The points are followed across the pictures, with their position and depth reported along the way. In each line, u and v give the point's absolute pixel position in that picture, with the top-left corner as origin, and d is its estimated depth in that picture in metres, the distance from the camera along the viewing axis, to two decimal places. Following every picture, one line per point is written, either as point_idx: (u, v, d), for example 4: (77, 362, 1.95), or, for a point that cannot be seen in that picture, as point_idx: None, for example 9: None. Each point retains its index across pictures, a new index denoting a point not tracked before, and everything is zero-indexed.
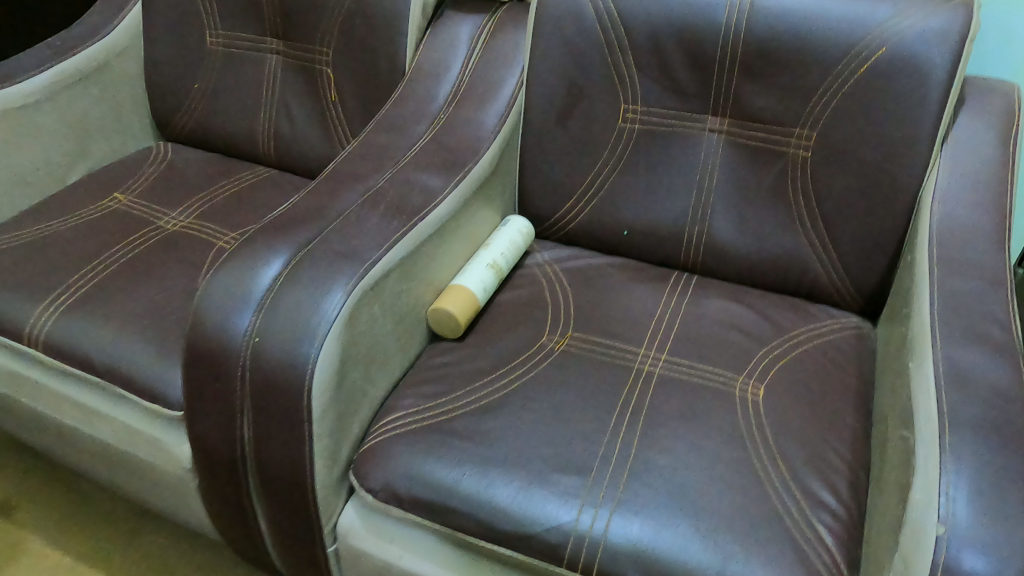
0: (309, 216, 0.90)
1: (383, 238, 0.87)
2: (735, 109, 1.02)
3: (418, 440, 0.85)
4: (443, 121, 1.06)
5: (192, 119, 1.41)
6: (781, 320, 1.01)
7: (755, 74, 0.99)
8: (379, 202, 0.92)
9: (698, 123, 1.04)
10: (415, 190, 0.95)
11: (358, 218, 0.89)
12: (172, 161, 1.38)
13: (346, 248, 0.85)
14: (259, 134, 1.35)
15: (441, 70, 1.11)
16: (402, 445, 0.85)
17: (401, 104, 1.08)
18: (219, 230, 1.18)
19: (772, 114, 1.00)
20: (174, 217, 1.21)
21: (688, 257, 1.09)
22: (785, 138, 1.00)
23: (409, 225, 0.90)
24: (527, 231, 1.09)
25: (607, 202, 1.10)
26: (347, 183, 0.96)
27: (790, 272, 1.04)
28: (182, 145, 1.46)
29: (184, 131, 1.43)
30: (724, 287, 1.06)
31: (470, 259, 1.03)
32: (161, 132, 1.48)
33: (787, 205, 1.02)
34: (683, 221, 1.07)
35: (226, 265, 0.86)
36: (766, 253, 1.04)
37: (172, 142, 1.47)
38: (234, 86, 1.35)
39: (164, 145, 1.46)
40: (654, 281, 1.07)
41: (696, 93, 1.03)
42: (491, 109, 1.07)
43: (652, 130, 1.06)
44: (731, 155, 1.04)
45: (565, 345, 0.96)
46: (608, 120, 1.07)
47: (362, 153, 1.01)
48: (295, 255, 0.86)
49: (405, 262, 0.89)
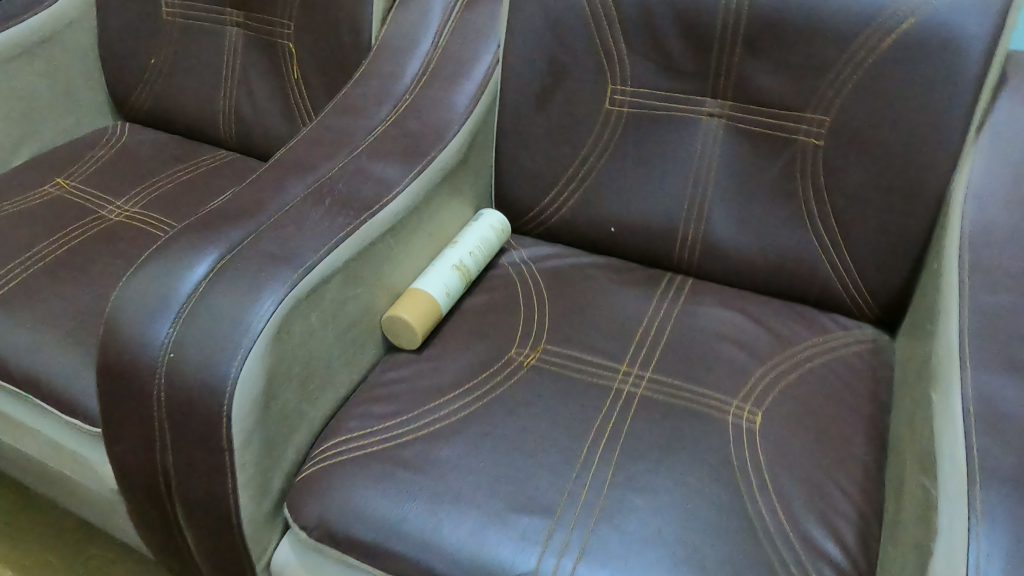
0: (244, 211, 0.79)
1: (325, 236, 0.76)
2: (738, 89, 0.89)
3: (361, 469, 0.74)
4: (409, 103, 0.92)
5: (150, 97, 1.30)
6: (785, 332, 0.89)
7: (761, 49, 0.86)
8: (325, 195, 0.81)
9: (696, 105, 0.92)
10: (367, 180, 0.83)
11: (298, 214, 0.78)
12: (127, 143, 1.27)
13: (279, 250, 0.74)
14: (219, 114, 1.24)
15: (411, 43, 0.96)
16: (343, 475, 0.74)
17: (362, 84, 0.95)
18: (167, 221, 1.08)
19: (780, 96, 0.87)
20: (119, 206, 1.11)
21: (682, 258, 0.97)
22: (795, 124, 0.87)
23: (356, 221, 0.79)
24: (502, 226, 0.97)
25: (592, 194, 0.97)
26: (291, 172, 0.84)
27: (796, 276, 0.92)
28: (141, 125, 1.35)
29: (142, 110, 1.32)
30: (721, 292, 0.94)
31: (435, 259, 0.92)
32: (120, 111, 1.37)
33: (795, 200, 0.89)
34: (676, 217, 0.95)
35: (147, 264, 0.75)
36: (770, 254, 0.92)
37: (130, 122, 1.36)
38: (193, 61, 1.24)
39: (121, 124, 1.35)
40: (642, 285, 0.95)
41: (693, 71, 0.90)
42: (463, 89, 0.94)
43: (643, 113, 0.93)
44: (732, 142, 0.91)
45: (536, 360, 0.84)
46: (593, 102, 0.95)
47: (313, 138, 0.89)
48: (223, 256, 0.74)
49: (352, 265, 0.78)
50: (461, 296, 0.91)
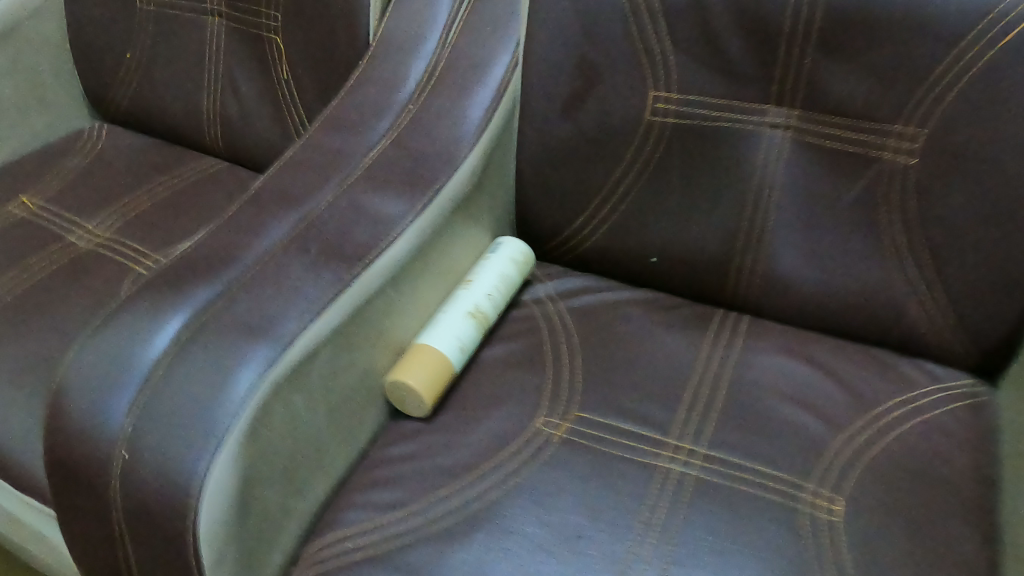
0: (214, 263, 0.66)
1: (309, 299, 0.62)
2: (808, 97, 0.73)
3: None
4: (413, 115, 0.78)
5: (128, 98, 1.12)
6: (864, 388, 0.74)
7: (842, 46, 0.70)
8: (310, 242, 0.67)
9: (755, 115, 0.76)
10: (361, 219, 0.69)
11: (278, 269, 0.64)
12: (104, 151, 1.10)
13: (252, 319, 0.61)
14: (204, 115, 1.06)
15: (413, 44, 0.81)
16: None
17: (357, 92, 0.80)
18: (141, 250, 0.93)
19: (863, 104, 0.71)
20: (89, 231, 0.96)
21: (738, 294, 0.82)
22: (880, 141, 0.71)
23: (347, 275, 0.65)
24: (522, 255, 0.83)
25: (630, 219, 0.82)
26: (272, 210, 0.70)
27: (877, 317, 0.77)
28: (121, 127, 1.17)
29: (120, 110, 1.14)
30: (785, 336, 0.80)
31: (446, 302, 0.78)
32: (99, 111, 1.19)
33: (876, 229, 0.74)
34: (730, 245, 0.80)
35: (99, 334, 0.62)
36: (845, 292, 0.77)
37: (111, 123, 1.18)
38: (172, 56, 1.05)
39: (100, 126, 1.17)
40: (690, 326, 0.80)
41: (752, 73, 0.74)
42: (474, 99, 0.79)
43: (691, 126, 0.78)
44: (800, 159, 0.76)
45: (567, 432, 0.70)
46: (631, 111, 0.79)
47: (300, 162, 0.75)
48: (188, 326, 0.61)
49: (343, 330, 0.65)
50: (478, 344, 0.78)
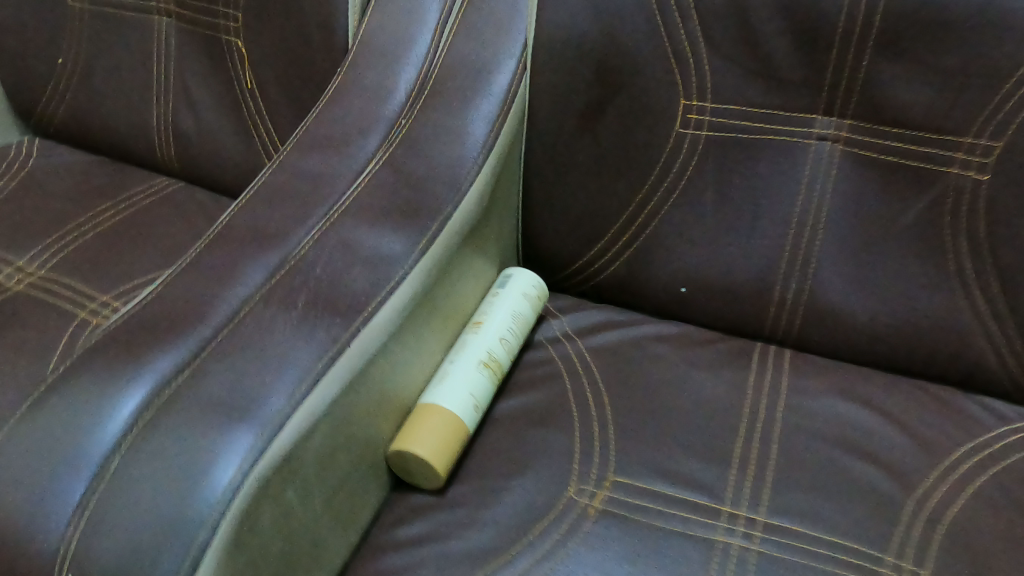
0: (174, 322, 0.54)
1: (297, 367, 0.52)
2: (863, 105, 0.64)
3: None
4: (407, 131, 0.66)
5: (61, 108, 0.94)
6: (932, 434, 0.66)
7: (905, 47, 0.61)
8: (297, 294, 0.56)
9: (801, 126, 0.67)
10: (357, 262, 0.58)
11: (262, 328, 0.54)
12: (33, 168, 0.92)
13: (229, 393, 0.50)
14: (155, 131, 0.89)
15: (403, 46, 0.70)
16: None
17: (339, 105, 0.68)
18: (87, 292, 0.75)
19: (928, 112, 0.62)
20: (20, 269, 0.78)
21: (779, 326, 0.73)
22: (946, 153, 0.63)
23: (345, 331, 0.54)
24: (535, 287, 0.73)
25: (657, 245, 0.73)
26: (248, 253, 0.58)
27: (937, 351, 0.69)
28: (53, 141, 0.98)
29: (52, 122, 0.96)
30: (836, 373, 0.71)
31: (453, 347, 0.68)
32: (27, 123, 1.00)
33: (939, 253, 0.66)
34: (770, 272, 0.71)
35: (34, 415, 0.50)
36: (901, 323, 0.68)
37: (41, 137, 0.99)
38: (111, 61, 0.88)
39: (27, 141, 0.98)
40: (729, 365, 0.71)
41: (799, 78, 0.65)
42: (476, 111, 0.67)
43: (727, 138, 0.68)
44: (852, 175, 0.67)
45: (604, 503, 0.60)
46: (658, 122, 0.69)
47: (277, 190, 0.63)
48: (147, 407, 0.50)
49: (343, 398, 0.54)
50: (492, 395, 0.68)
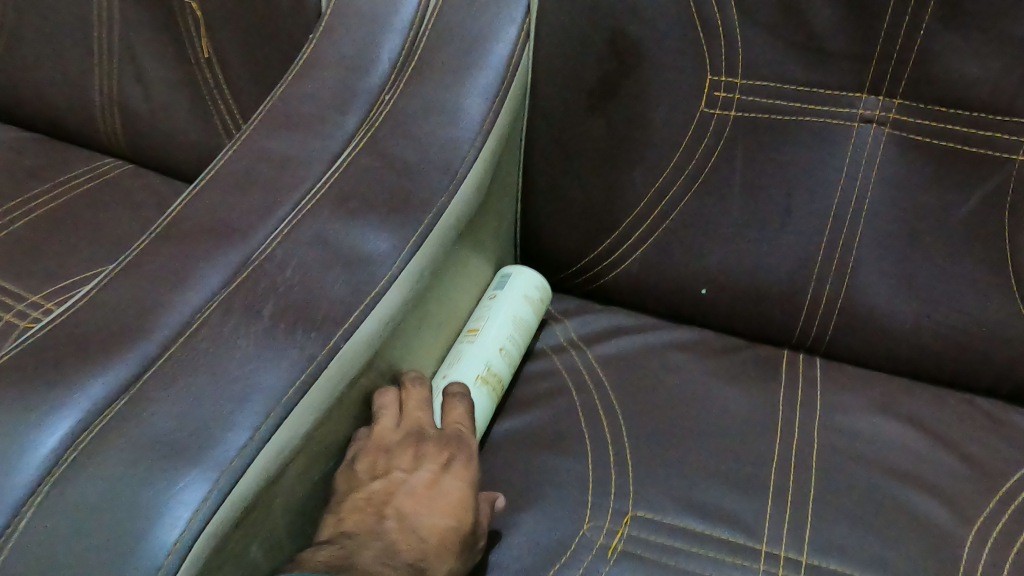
0: (109, 337, 0.44)
1: (263, 395, 0.42)
2: (916, 82, 0.56)
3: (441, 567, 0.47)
4: (391, 109, 0.57)
5: None
6: (983, 455, 0.59)
7: (973, 14, 0.52)
8: (264, 303, 0.46)
9: (844, 106, 0.59)
10: (336, 265, 0.49)
11: (219, 346, 0.44)
12: None
13: (177, 429, 0.40)
14: (96, 106, 0.77)
15: (385, 10, 0.60)
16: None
17: (312, 78, 0.58)
18: (16, 292, 0.64)
19: (993, 92, 0.54)
20: None
21: (809, 332, 0.66)
22: (1009, 138, 0.55)
23: (321, 349, 0.45)
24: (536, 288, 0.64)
25: (674, 242, 0.65)
26: (203, 252, 0.49)
27: (986, 361, 0.62)
28: None
29: None
30: (872, 386, 0.63)
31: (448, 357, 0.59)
32: None
33: (994, 253, 0.58)
34: (802, 273, 0.63)
35: None
36: (949, 330, 0.61)
37: None
38: (42, 24, 0.76)
39: None
40: (754, 378, 0.64)
41: (845, 52, 0.57)
42: (472, 85, 0.58)
43: (759, 119, 0.60)
44: (900, 164, 0.59)
45: (625, 543, 0.53)
46: (680, 102, 0.61)
47: (239, 177, 0.53)
48: (71, 445, 0.40)
49: (318, 428, 0.45)
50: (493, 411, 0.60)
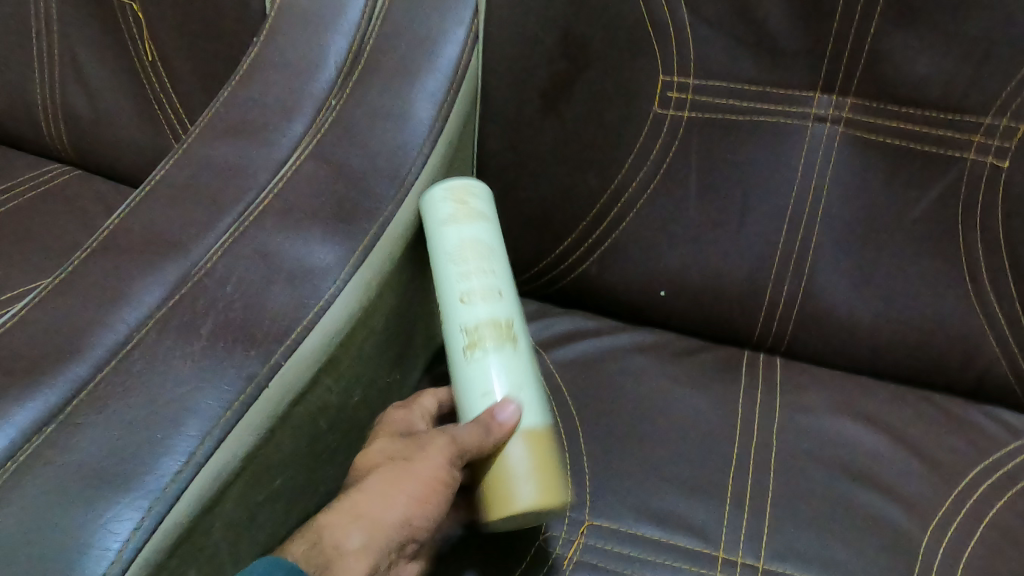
0: (41, 359, 0.43)
1: (201, 417, 0.41)
2: (868, 80, 0.56)
3: (438, 494, 0.45)
4: (338, 113, 0.56)
5: None
6: (939, 453, 0.59)
7: (921, 12, 0.52)
8: (202, 319, 0.45)
9: (796, 106, 0.58)
10: (279, 278, 0.48)
11: (153, 365, 0.43)
12: None
13: (107, 456, 0.39)
14: (39, 112, 0.75)
15: (330, 12, 0.59)
16: (433, 517, 0.45)
17: (255, 83, 0.57)
18: None
19: (944, 89, 0.54)
20: None
21: (768, 333, 0.65)
22: (961, 137, 0.55)
23: (262, 366, 0.44)
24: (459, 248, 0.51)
25: (632, 244, 0.64)
26: (140, 268, 0.47)
27: (944, 359, 0.61)
28: None
29: None
30: (831, 385, 0.63)
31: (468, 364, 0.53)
32: None
33: (948, 251, 0.58)
34: (759, 273, 0.63)
35: None
36: (905, 329, 0.61)
37: None
38: None
39: None
40: (714, 380, 0.63)
41: (797, 50, 0.56)
42: (420, 89, 0.56)
43: (713, 120, 0.59)
44: (854, 163, 0.59)
45: (582, 552, 0.53)
46: (633, 102, 0.60)
47: (179, 188, 0.52)
48: None
49: (259, 448, 0.44)
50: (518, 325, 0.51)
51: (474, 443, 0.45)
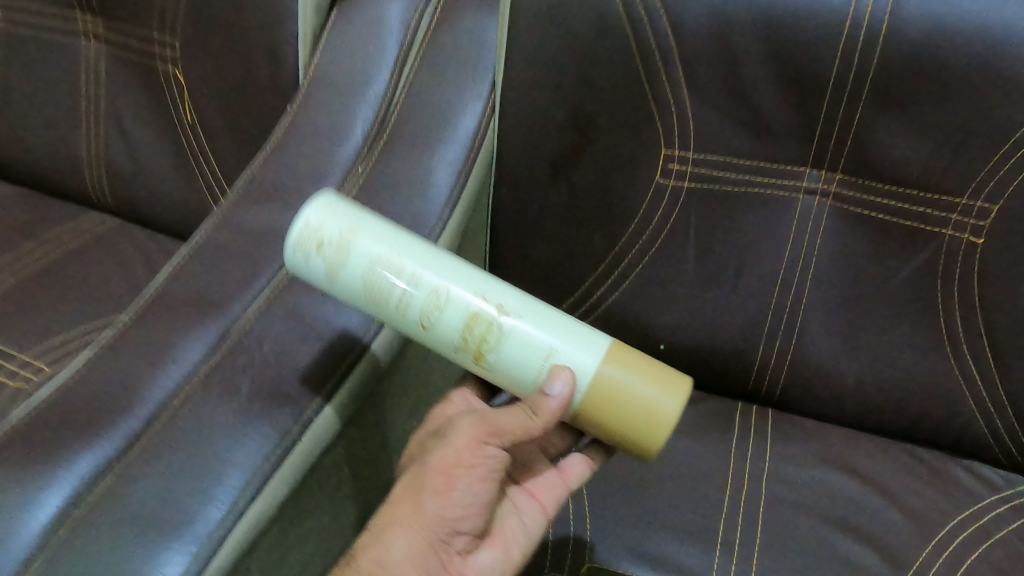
0: (96, 414, 0.48)
1: (241, 468, 0.46)
2: (854, 160, 0.61)
3: (463, 477, 0.48)
4: (364, 181, 0.60)
5: None
6: (918, 504, 0.63)
7: (902, 102, 0.56)
8: (241, 377, 0.50)
9: (787, 179, 0.63)
10: (310, 338, 0.52)
11: (198, 421, 0.47)
12: None
13: (159, 506, 0.44)
14: (83, 163, 0.80)
15: (356, 83, 0.64)
16: (469, 498, 0.49)
17: (288, 150, 0.62)
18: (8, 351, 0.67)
19: (924, 171, 0.58)
20: None
21: (761, 386, 0.70)
22: (941, 214, 0.60)
23: (295, 423, 0.48)
24: (372, 288, 0.48)
25: (635, 301, 0.69)
26: (185, 327, 0.52)
27: (924, 415, 0.66)
28: None
29: None
30: (819, 437, 0.68)
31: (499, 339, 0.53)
32: None
33: (928, 317, 0.63)
34: (753, 331, 0.67)
35: None
36: (888, 387, 0.65)
37: None
38: (31, 86, 0.78)
39: None
40: (709, 430, 0.68)
41: (788, 130, 0.61)
42: (440, 159, 0.61)
43: (711, 190, 0.64)
44: (841, 233, 0.63)
45: None
46: (637, 172, 0.64)
47: (220, 250, 0.57)
48: (60, 521, 0.43)
49: (293, 496, 0.48)
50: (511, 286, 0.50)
51: (520, 429, 0.48)
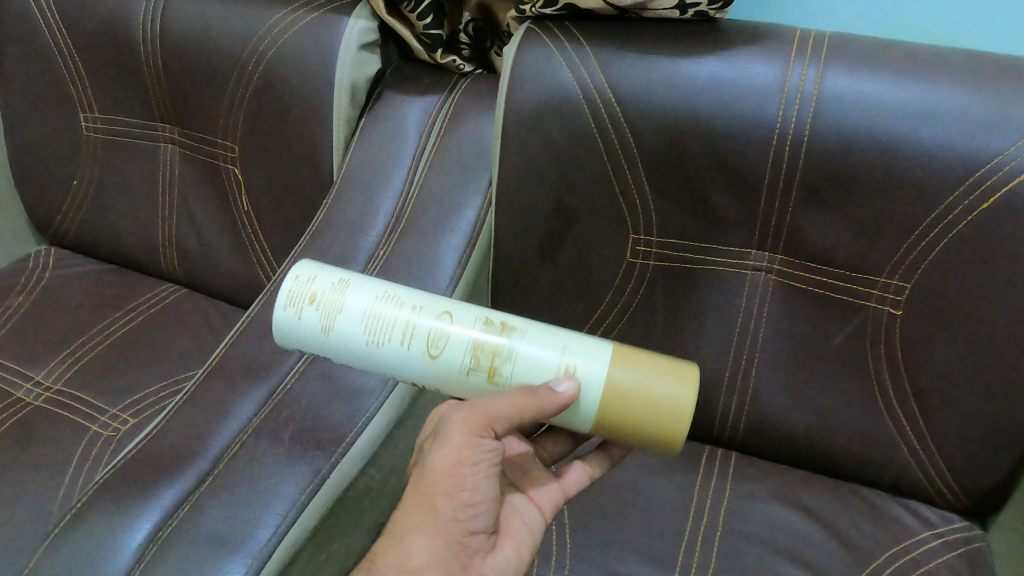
0: (176, 458, 0.62)
1: (284, 499, 0.59)
2: (790, 243, 0.72)
3: (467, 474, 0.53)
4: (383, 262, 0.74)
5: (75, 225, 1.01)
6: (858, 538, 0.73)
7: (823, 199, 0.68)
8: (283, 428, 0.63)
9: (736, 258, 0.75)
10: (337, 396, 0.66)
11: (251, 461, 0.61)
12: (51, 282, 0.98)
13: (223, 529, 0.57)
14: (161, 245, 0.96)
15: (379, 183, 0.78)
16: (477, 493, 0.54)
17: (324, 238, 0.76)
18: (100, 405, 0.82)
19: (846, 254, 0.70)
20: (38, 383, 0.85)
21: (726, 433, 0.81)
22: (865, 289, 0.70)
23: (325, 463, 0.61)
24: (372, 324, 0.56)
25: None
26: (241, 388, 0.66)
27: (865, 461, 0.76)
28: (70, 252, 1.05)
29: (69, 238, 1.02)
30: (775, 479, 0.78)
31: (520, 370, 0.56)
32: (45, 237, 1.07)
33: (861, 376, 0.73)
34: (715, 386, 0.79)
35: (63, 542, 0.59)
36: (832, 436, 0.76)
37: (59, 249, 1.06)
38: (123, 182, 0.96)
39: (48, 254, 1.04)
40: (679, 471, 0.79)
41: (735, 219, 0.72)
42: (446, 244, 0.74)
43: (672, 267, 0.77)
44: (784, 303, 0.75)
45: None
46: (612, 252, 0.77)
47: (270, 324, 0.71)
48: (150, 542, 0.57)
49: (323, 522, 0.61)
50: (479, 322, 0.56)
51: (516, 413, 0.52)
